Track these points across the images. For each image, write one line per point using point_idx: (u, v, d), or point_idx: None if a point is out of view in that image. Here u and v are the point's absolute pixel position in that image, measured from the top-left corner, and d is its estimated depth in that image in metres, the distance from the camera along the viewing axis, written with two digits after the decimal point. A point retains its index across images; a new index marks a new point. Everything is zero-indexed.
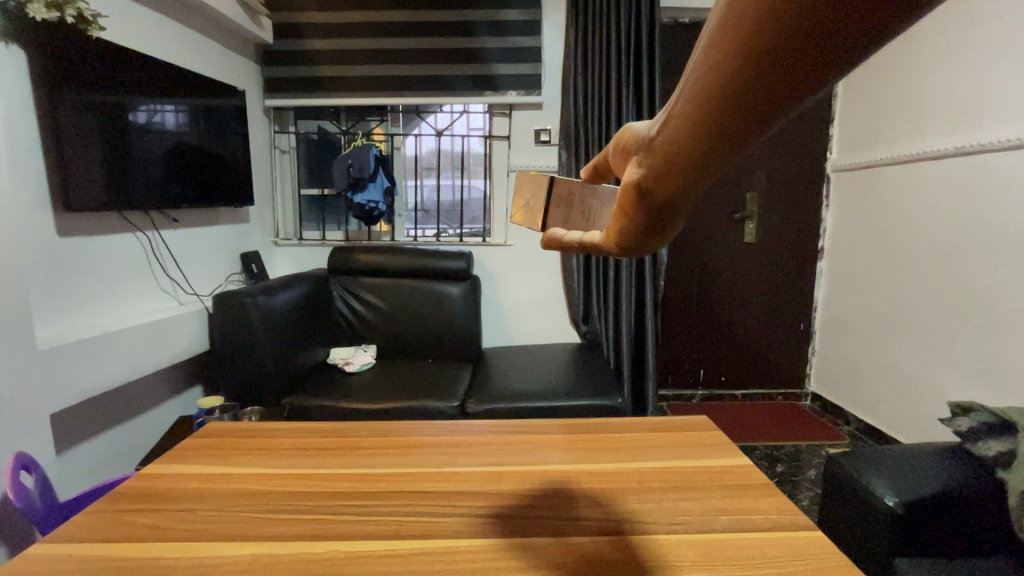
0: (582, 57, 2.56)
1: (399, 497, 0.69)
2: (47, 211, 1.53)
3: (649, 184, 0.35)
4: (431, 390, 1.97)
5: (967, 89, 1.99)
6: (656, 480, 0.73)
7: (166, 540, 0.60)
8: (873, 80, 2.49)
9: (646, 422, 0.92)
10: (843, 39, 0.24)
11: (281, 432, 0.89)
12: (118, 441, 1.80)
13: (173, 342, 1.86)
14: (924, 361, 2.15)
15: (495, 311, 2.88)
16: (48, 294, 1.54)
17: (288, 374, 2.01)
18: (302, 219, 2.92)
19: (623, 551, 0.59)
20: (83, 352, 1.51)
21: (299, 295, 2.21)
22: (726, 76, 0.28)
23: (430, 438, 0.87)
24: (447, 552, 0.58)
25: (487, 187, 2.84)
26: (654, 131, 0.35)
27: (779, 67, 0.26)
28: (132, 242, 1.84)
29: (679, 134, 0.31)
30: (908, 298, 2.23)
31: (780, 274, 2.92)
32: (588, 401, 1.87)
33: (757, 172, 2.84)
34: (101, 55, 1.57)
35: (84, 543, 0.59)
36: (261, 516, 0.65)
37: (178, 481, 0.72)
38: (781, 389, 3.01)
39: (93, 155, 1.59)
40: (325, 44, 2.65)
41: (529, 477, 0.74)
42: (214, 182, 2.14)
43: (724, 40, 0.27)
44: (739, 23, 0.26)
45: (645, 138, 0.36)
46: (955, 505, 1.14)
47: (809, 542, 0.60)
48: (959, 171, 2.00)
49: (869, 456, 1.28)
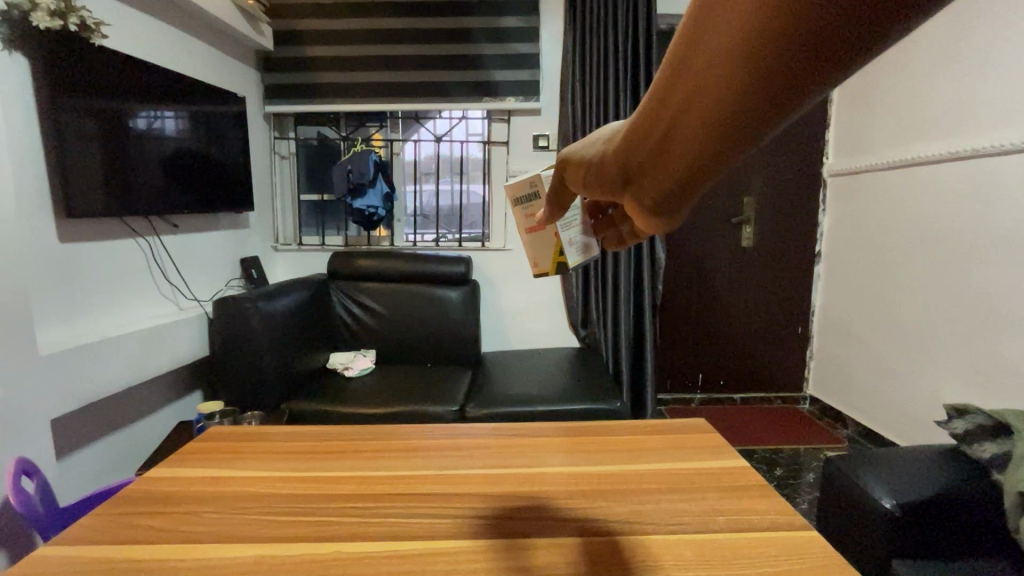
0: (580, 63, 2.58)
1: (400, 499, 0.69)
2: (49, 219, 1.54)
3: (656, 199, 0.38)
4: (430, 395, 1.97)
5: (963, 98, 2.01)
6: (655, 482, 0.73)
7: (170, 542, 0.60)
8: (869, 85, 2.51)
9: (643, 424, 0.93)
10: (815, 71, 0.24)
11: (278, 436, 0.89)
12: (118, 446, 1.80)
13: (174, 347, 1.86)
14: (921, 364, 2.16)
15: (494, 315, 2.89)
16: (51, 301, 1.54)
17: (288, 378, 2.01)
18: (302, 224, 2.92)
19: (621, 550, 0.59)
20: (84, 357, 1.51)
21: (298, 300, 2.21)
22: (715, 110, 0.28)
23: (431, 441, 0.88)
24: (450, 554, 0.58)
25: (486, 192, 2.84)
26: (637, 153, 0.36)
27: (758, 99, 0.27)
28: (133, 248, 1.84)
29: (661, 167, 0.35)
30: (908, 302, 2.22)
31: (780, 280, 2.93)
32: (587, 405, 1.87)
33: (756, 175, 2.86)
34: (106, 64, 1.60)
35: (88, 545, 0.60)
36: (264, 518, 0.65)
37: (181, 484, 0.73)
38: (780, 393, 3.01)
39: (94, 163, 1.59)
40: (325, 51, 2.67)
41: (527, 480, 0.74)
42: (214, 190, 2.15)
43: (682, 95, 0.30)
44: (722, 64, 0.27)
45: (632, 158, 0.37)
46: (953, 508, 1.14)
47: (808, 541, 0.61)
48: (954, 177, 2.02)
49: (868, 460, 1.28)
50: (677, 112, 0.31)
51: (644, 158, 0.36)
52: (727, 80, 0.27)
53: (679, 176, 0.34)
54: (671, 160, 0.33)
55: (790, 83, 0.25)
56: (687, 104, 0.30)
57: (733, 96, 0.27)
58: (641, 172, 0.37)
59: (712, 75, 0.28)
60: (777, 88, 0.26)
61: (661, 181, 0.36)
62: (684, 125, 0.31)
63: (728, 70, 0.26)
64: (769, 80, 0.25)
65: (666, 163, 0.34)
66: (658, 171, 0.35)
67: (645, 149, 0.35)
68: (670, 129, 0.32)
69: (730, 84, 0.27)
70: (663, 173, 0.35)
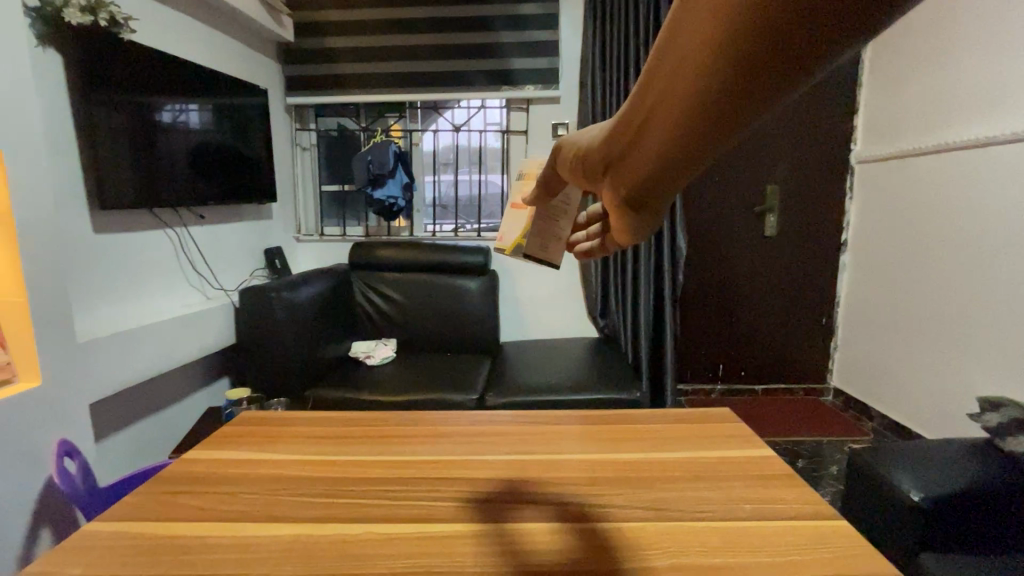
0: (600, 50, 2.54)
1: (426, 483, 0.71)
2: (84, 211, 1.59)
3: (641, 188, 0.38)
4: (450, 384, 1.99)
5: (1001, 80, 1.92)
6: (680, 470, 0.73)
7: (209, 520, 0.63)
8: (900, 67, 2.43)
9: (666, 413, 0.93)
10: (790, 59, 0.24)
11: (304, 421, 0.92)
12: (151, 430, 1.87)
13: (202, 335, 1.91)
14: (950, 356, 2.10)
15: (513, 305, 2.89)
16: (88, 290, 1.60)
17: (312, 366, 2.06)
18: (323, 216, 2.96)
19: (647, 534, 0.60)
20: (118, 344, 1.56)
21: (321, 289, 2.25)
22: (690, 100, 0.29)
23: (455, 427, 0.89)
24: (478, 537, 0.59)
25: (504, 182, 2.84)
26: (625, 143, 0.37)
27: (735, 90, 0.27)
28: (162, 239, 1.90)
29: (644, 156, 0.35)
30: (938, 292, 2.16)
31: (805, 269, 2.86)
32: (606, 395, 1.88)
33: (780, 162, 2.79)
34: (135, 58, 1.63)
35: (133, 522, 0.62)
36: (296, 500, 0.67)
37: (218, 466, 0.75)
38: (803, 384, 2.96)
39: (124, 155, 1.63)
40: (344, 42, 2.68)
41: (548, 467, 0.75)
42: (238, 181, 2.19)
43: (660, 86, 0.30)
44: (696, 55, 0.27)
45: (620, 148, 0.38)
46: (983, 501, 1.12)
47: (836, 529, 0.60)
48: (991, 161, 1.93)
49: (895, 453, 1.26)
50: (656, 105, 0.31)
51: (626, 152, 0.37)
52: (700, 71, 0.27)
53: (662, 166, 0.34)
54: (651, 153, 0.34)
55: (764, 73, 0.26)
56: (664, 95, 0.30)
57: (708, 87, 0.27)
58: (625, 160, 0.38)
59: (687, 65, 0.28)
60: (750, 78, 0.26)
61: (645, 171, 0.36)
62: (663, 117, 0.31)
63: (702, 68, 0.27)
64: (743, 75, 0.26)
65: (647, 158, 0.35)
66: (640, 162, 0.36)
67: (630, 139, 0.36)
68: (652, 120, 0.32)
69: (705, 76, 0.27)
70: (647, 163, 0.35)
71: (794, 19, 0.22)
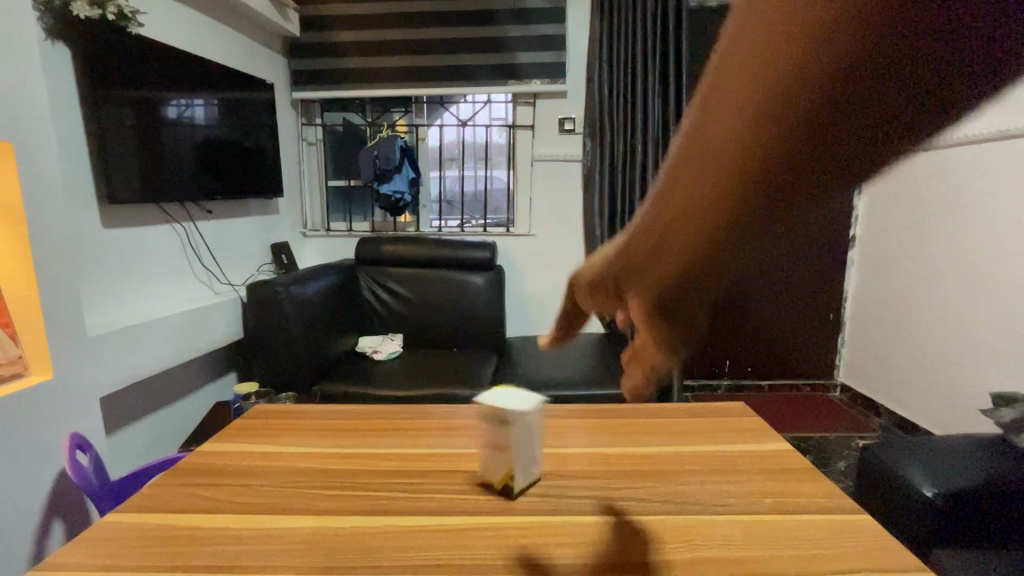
0: (606, 45, 2.53)
1: (442, 476, 0.71)
2: (93, 205, 1.59)
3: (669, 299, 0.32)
4: (457, 378, 2.00)
5: None
6: (696, 464, 0.73)
7: (228, 511, 0.63)
8: None
9: (679, 407, 0.92)
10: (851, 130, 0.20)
11: (317, 415, 0.92)
12: (161, 424, 1.88)
13: (210, 329, 1.92)
14: (959, 352, 2.08)
15: (519, 300, 2.89)
16: (98, 284, 1.61)
17: (319, 361, 2.06)
18: (329, 211, 2.96)
19: (666, 528, 0.59)
20: (128, 338, 1.57)
21: (328, 285, 2.26)
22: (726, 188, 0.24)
23: (467, 421, 0.89)
24: (497, 529, 0.59)
25: (510, 177, 2.82)
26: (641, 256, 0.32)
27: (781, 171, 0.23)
28: (170, 234, 1.90)
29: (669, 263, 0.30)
30: (948, 288, 2.14)
31: (813, 264, 2.84)
32: (614, 390, 1.87)
33: None
34: (141, 52, 1.62)
35: (151, 513, 0.63)
36: (313, 492, 0.67)
37: (232, 459, 0.75)
38: (810, 380, 2.95)
39: (132, 149, 1.64)
40: (349, 37, 2.67)
41: (563, 460, 0.75)
42: (245, 176, 2.19)
43: (683, 187, 0.26)
44: (726, 136, 0.23)
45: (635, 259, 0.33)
46: (1000, 498, 1.11)
47: (858, 523, 0.60)
48: (1003, 155, 1.90)
49: (910, 450, 1.25)
50: (680, 208, 0.27)
51: (644, 264, 0.32)
52: (737, 155, 0.23)
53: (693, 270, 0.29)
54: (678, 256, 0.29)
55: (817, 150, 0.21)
56: (689, 193, 0.26)
57: (745, 172, 0.23)
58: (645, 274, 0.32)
59: (716, 152, 0.24)
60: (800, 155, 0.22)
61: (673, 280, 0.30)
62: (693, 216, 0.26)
63: (738, 146, 0.23)
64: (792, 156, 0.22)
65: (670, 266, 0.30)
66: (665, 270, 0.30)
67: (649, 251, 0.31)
68: (674, 226, 0.28)
69: (745, 154, 0.23)
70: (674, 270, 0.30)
71: (843, 74, 0.19)
